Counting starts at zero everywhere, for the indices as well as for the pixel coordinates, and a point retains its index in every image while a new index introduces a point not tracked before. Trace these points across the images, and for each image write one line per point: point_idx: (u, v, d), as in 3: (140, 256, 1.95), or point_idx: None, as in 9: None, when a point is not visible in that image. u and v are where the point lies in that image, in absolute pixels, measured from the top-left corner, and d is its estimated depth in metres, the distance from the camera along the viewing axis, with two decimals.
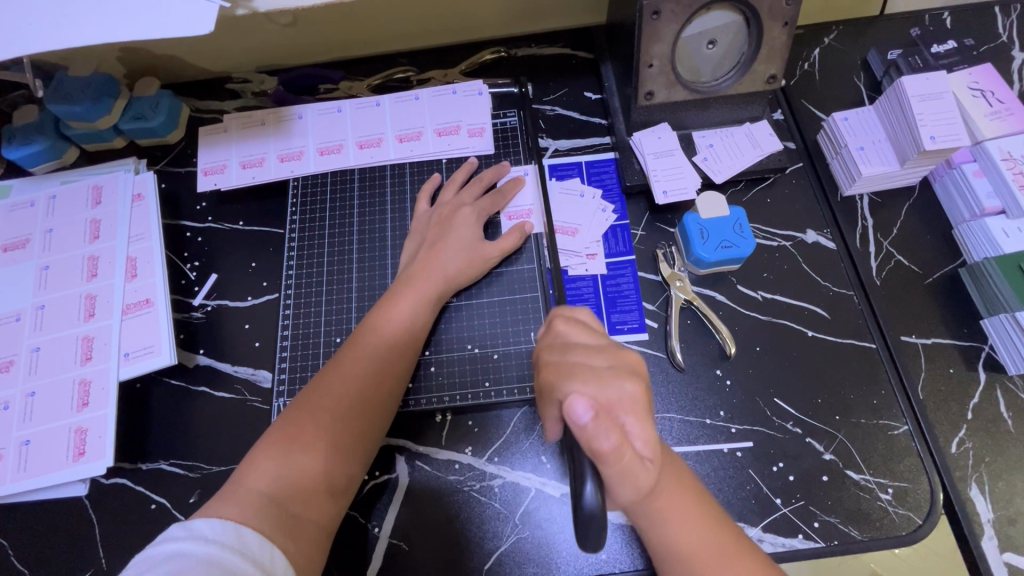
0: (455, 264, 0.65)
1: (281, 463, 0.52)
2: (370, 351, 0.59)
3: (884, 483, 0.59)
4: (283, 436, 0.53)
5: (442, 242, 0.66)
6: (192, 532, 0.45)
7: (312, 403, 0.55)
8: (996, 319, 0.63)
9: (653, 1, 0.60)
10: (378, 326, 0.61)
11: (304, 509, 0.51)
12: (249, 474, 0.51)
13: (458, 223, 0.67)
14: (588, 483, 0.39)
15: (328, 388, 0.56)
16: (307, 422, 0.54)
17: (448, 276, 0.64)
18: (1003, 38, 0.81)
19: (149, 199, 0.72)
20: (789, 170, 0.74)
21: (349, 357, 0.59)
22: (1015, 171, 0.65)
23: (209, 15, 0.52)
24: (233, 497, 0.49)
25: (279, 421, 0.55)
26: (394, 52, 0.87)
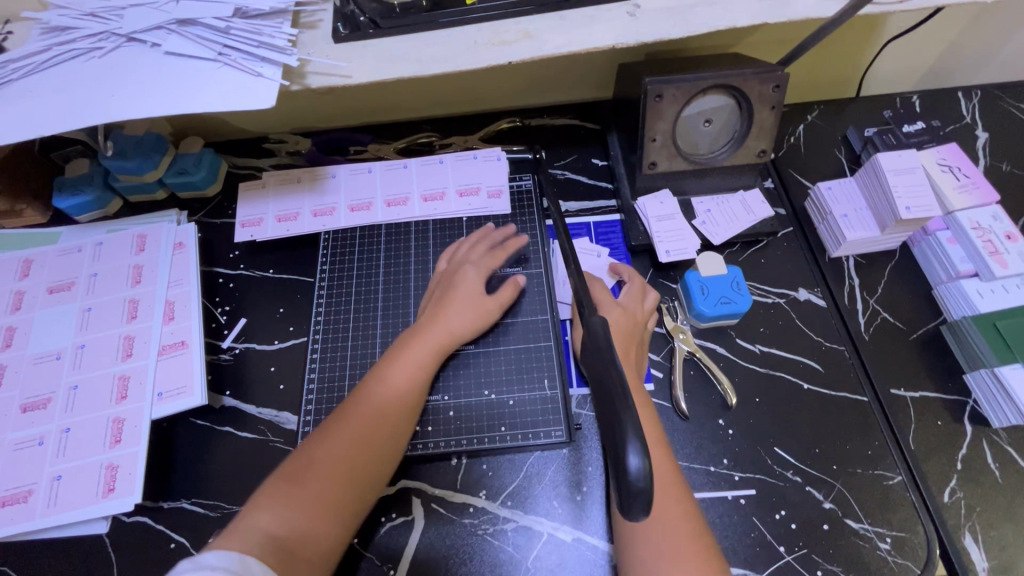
0: (461, 323, 0.68)
1: (280, 504, 0.53)
2: (371, 407, 0.61)
3: (882, 532, 0.62)
4: (283, 483, 0.55)
5: (450, 296, 0.69)
6: (198, 563, 0.45)
7: (314, 452, 0.57)
8: (977, 375, 0.68)
9: (656, 86, 0.69)
10: (381, 380, 0.63)
11: (301, 550, 0.52)
12: (250, 514, 0.53)
13: (463, 282, 0.70)
14: (631, 459, 0.40)
15: (330, 439, 0.58)
16: (307, 470, 0.56)
17: (452, 334, 0.67)
18: (967, 119, 0.91)
19: (189, 247, 0.78)
20: (781, 234, 0.81)
21: (353, 408, 0.61)
22: (983, 239, 0.72)
23: (271, 93, 0.60)
24: (233, 535, 0.51)
25: (282, 470, 0.57)
26: (419, 118, 0.95)
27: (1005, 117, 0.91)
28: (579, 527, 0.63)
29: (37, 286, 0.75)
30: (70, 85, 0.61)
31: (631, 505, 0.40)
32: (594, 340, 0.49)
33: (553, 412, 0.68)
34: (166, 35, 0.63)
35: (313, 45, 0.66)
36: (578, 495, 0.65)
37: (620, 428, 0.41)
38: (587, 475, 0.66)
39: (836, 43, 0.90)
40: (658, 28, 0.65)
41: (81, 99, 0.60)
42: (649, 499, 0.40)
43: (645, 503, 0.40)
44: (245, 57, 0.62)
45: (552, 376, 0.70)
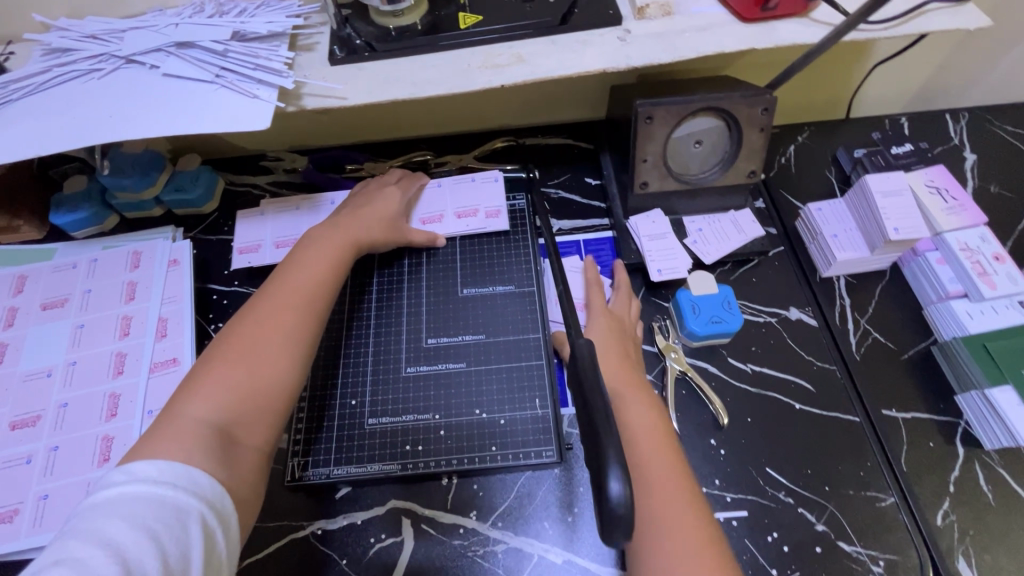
0: (371, 228, 0.74)
1: (218, 388, 0.54)
2: (296, 285, 0.64)
3: (876, 555, 0.61)
4: (208, 368, 0.56)
5: (364, 207, 0.75)
6: (134, 475, 0.45)
7: (240, 336, 0.58)
8: (968, 396, 0.68)
9: (647, 109, 0.70)
10: (296, 264, 0.67)
11: (244, 436, 0.53)
12: (185, 406, 0.52)
13: (371, 205, 0.76)
14: (612, 484, 0.40)
15: (257, 310, 0.61)
16: (238, 351, 0.57)
17: (361, 236, 0.72)
18: (955, 142, 0.92)
19: (184, 264, 0.78)
20: (772, 253, 0.81)
21: (279, 291, 0.63)
22: (972, 260, 0.72)
23: (267, 114, 0.61)
24: (170, 426, 0.50)
25: (204, 358, 0.57)
26: (415, 137, 0.97)
27: (992, 139, 0.92)
28: (570, 549, 0.63)
29: (31, 302, 0.75)
30: (70, 106, 0.62)
31: (614, 531, 0.41)
32: (578, 362, 0.49)
33: (544, 431, 0.67)
34: (165, 58, 0.64)
35: (309, 67, 0.67)
36: (569, 517, 0.64)
37: (603, 455, 0.42)
38: (578, 497, 0.65)
39: (825, 66, 0.91)
40: (649, 53, 0.66)
41: (79, 119, 0.61)
42: (631, 523, 0.40)
43: (627, 528, 0.40)
44: (241, 79, 0.63)
45: (543, 396, 0.69)
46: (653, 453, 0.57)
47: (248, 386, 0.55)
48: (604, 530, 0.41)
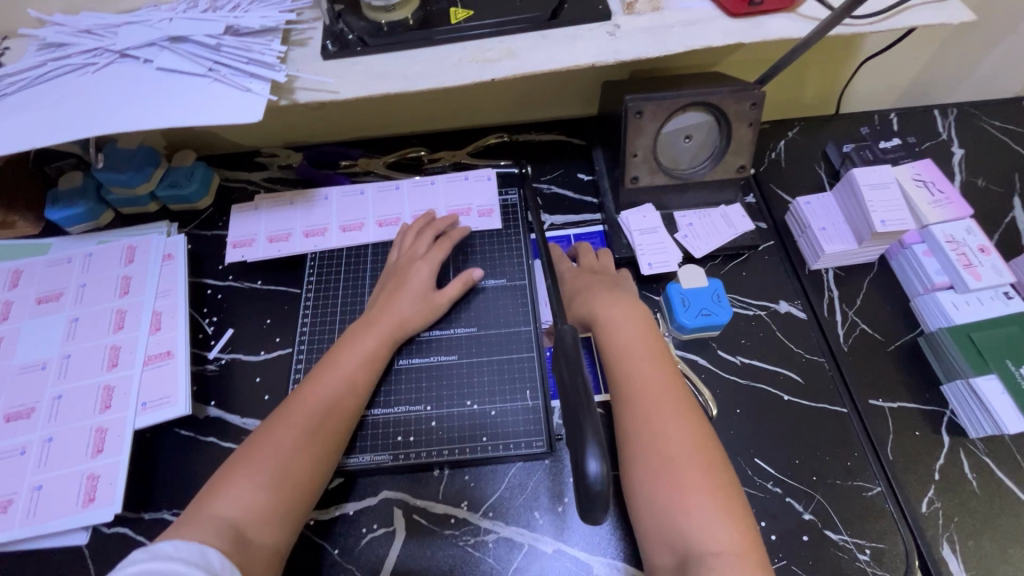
0: (411, 311, 0.71)
1: (242, 490, 0.54)
2: (332, 385, 0.62)
3: (862, 543, 0.62)
4: (241, 461, 0.56)
5: (401, 291, 0.72)
6: (155, 552, 0.46)
7: (271, 431, 0.58)
8: (954, 386, 0.69)
9: (636, 103, 0.71)
10: (340, 357, 0.65)
11: (260, 537, 0.53)
12: (211, 505, 0.53)
13: (413, 279, 0.73)
14: (590, 464, 0.42)
15: (296, 406, 0.60)
16: (267, 446, 0.57)
17: (402, 321, 0.70)
18: (943, 136, 0.93)
19: (178, 259, 0.79)
20: (762, 247, 0.82)
21: (318, 387, 0.62)
22: (958, 253, 0.73)
23: (259, 107, 0.61)
24: (192, 526, 0.51)
25: (241, 450, 0.57)
26: (409, 133, 0.97)
27: (980, 134, 0.93)
28: (561, 539, 0.63)
29: (26, 296, 0.75)
30: (64, 100, 0.63)
31: (593, 508, 0.42)
32: (563, 346, 0.50)
33: (535, 422, 0.68)
34: (159, 53, 0.65)
35: (302, 62, 0.68)
36: (559, 507, 0.65)
37: (582, 437, 0.43)
38: (568, 487, 0.66)
39: (814, 62, 0.92)
40: (637, 48, 0.67)
41: (74, 113, 0.62)
42: (608, 499, 0.42)
43: (604, 505, 0.42)
44: (234, 73, 0.64)
45: (534, 387, 0.70)
46: (649, 371, 0.59)
47: (269, 493, 0.54)
48: (581, 508, 0.42)
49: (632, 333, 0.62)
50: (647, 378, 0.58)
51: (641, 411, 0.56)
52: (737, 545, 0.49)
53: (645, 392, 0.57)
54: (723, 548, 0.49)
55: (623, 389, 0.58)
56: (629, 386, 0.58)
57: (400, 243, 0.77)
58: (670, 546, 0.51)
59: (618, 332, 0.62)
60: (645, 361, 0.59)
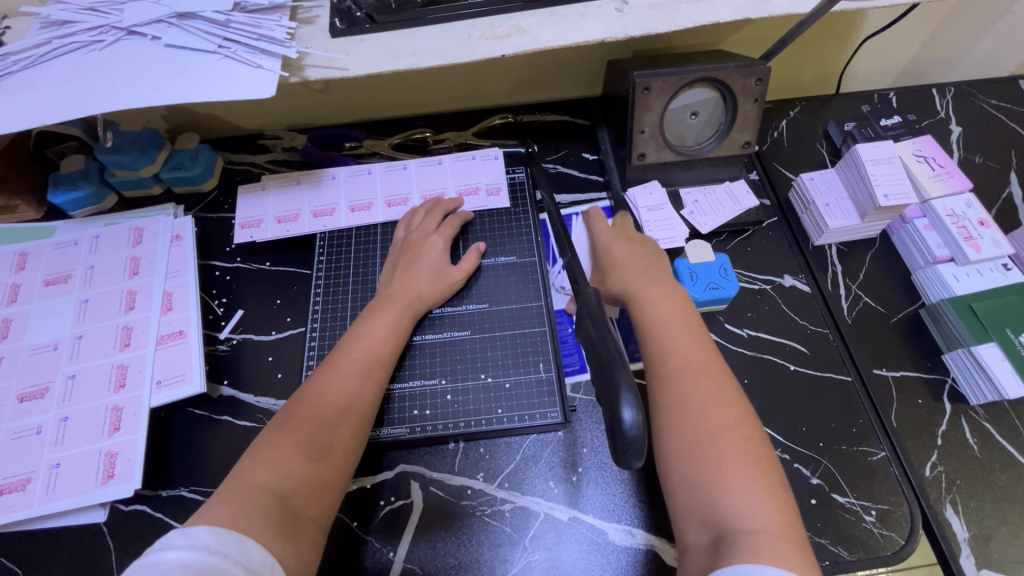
0: (429, 285, 0.72)
1: (281, 459, 0.53)
2: (360, 356, 0.63)
3: (868, 506, 0.64)
4: (275, 434, 0.55)
5: (415, 265, 0.72)
6: (193, 540, 0.44)
7: (304, 403, 0.58)
8: (955, 354, 0.70)
9: (645, 79, 0.71)
10: (362, 331, 0.66)
11: (304, 506, 0.52)
12: (249, 475, 0.52)
13: (428, 254, 0.74)
14: (624, 414, 0.43)
15: (326, 378, 0.60)
16: (301, 419, 0.56)
17: (420, 295, 0.71)
18: (942, 115, 0.94)
19: (186, 240, 0.78)
20: (766, 224, 0.83)
21: (347, 359, 0.62)
22: (958, 226, 0.75)
23: (271, 83, 0.61)
24: (233, 495, 0.50)
25: (273, 425, 0.56)
26: (413, 115, 0.97)
27: (977, 112, 0.95)
28: (575, 507, 0.65)
29: (34, 278, 0.75)
30: (72, 77, 0.62)
31: (627, 453, 0.44)
32: (589, 306, 0.53)
33: (548, 395, 0.69)
34: (167, 29, 0.64)
35: (311, 39, 0.68)
36: (574, 477, 0.66)
37: (617, 388, 0.45)
38: (582, 458, 0.67)
39: (816, 41, 0.93)
40: (647, 23, 0.67)
41: (84, 91, 0.61)
42: (643, 444, 0.44)
43: (639, 450, 0.44)
44: (244, 49, 0.63)
45: (547, 359, 0.71)
46: (683, 341, 0.58)
47: (310, 463, 0.54)
48: (618, 454, 0.44)
49: (662, 303, 0.62)
50: (681, 346, 0.58)
51: (674, 378, 0.55)
52: (780, 526, 0.47)
53: (680, 360, 0.56)
54: (760, 525, 0.46)
55: (659, 366, 0.57)
56: (664, 356, 0.57)
57: (411, 222, 0.78)
58: (705, 520, 0.48)
59: (648, 300, 0.62)
60: (679, 329, 0.59)
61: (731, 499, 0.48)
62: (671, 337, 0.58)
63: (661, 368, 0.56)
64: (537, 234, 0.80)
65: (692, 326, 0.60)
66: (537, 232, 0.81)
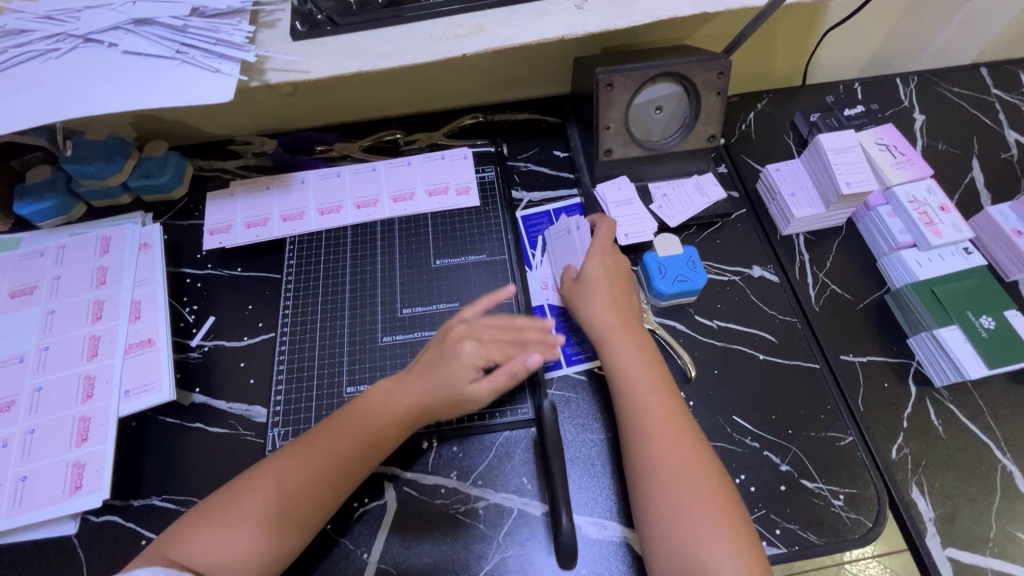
0: (428, 393, 0.63)
1: (218, 536, 0.56)
2: (336, 451, 0.60)
3: (836, 490, 0.65)
4: (220, 507, 0.58)
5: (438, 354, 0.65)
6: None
7: (256, 486, 0.58)
8: (919, 338, 0.71)
9: (607, 75, 0.72)
10: (341, 423, 0.62)
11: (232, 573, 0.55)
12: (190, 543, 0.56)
13: (460, 360, 0.63)
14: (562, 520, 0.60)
15: (288, 470, 0.59)
16: (248, 503, 0.57)
17: (445, 391, 0.63)
18: (906, 103, 0.96)
19: (154, 247, 0.78)
20: (735, 215, 0.84)
21: (315, 453, 0.60)
22: (920, 211, 0.76)
23: (229, 88, 0.61)
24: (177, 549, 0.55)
25: (225, 492, 0.59)
26: (384, 116, 0.97)
27: (939, 100, 0.96)
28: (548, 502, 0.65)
29: None
30: (28, 86, 0.62)
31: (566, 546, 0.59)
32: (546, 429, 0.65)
33: (519, 391, 0.70)
34: (123, 35, 0.63)
35: (272, 42, 0.68)
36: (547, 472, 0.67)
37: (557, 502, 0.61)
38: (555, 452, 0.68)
39: (780, 34, 0.94)
40: (606, 20, 0.68)
41: (40, 100, 0.61)
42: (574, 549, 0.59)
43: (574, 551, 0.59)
44: (201, 54, 0.63)
45: None
46: (656, 401, 0.61)
47: (246, 553, 0.55)
48: (562, 556, 0.59)
49: (638, 362, 0.65)
50: (654, 403, 0.61)
51: (644, 435, 0.59)
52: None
53: (653, 417, 0.60)
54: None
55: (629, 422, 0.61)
56: (643, 413, 0.61)
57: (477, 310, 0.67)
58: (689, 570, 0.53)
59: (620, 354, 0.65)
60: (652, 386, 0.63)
61: (713, 555, 0.52)
62: (643, 395, 0.62)
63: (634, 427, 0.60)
64: (512, 231, 0.81)
65: (663, 383, 0.63)
66: (513, 229, 0.81)
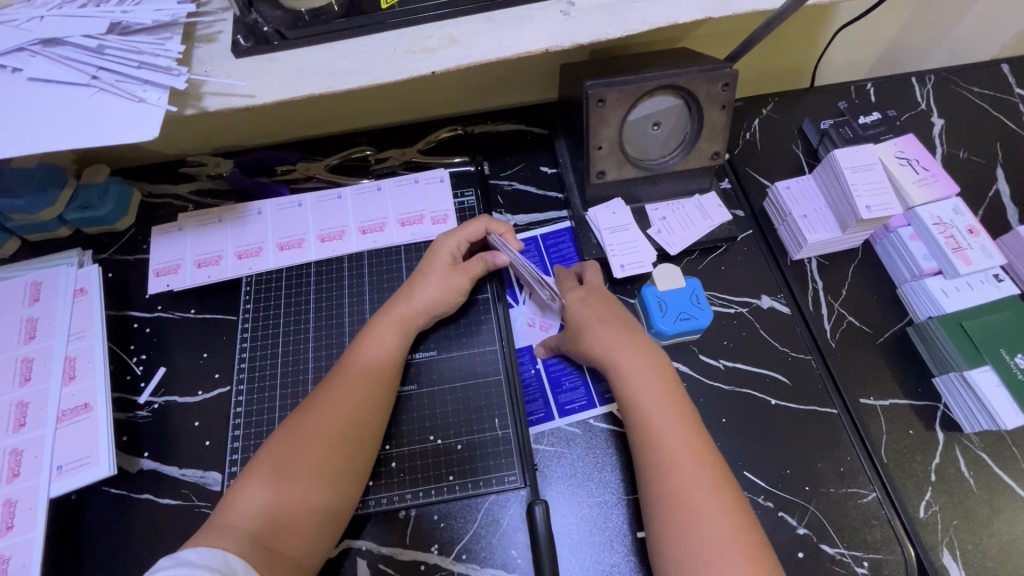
0: (427, 287, 0.66)
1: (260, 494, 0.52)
2: (360, 384, 0.59)
3: (859, 556, 0.58)
4: (261, 469, 0.54)
5: (420, 276, 0.67)
6: (180, 559, 0.43)
7: (300, 432, 0.56)
8: (946, 378, 0.65)
9: (598, 90, 0.63)
10: (360, 354, 0.61)
11: (279, 545, 0.50)
12: (230, 510, 0.51)
13: (436, 258, 0.68)
14: None
15: (321, 411, 0.57)
16: (291, 456, 0.54)
17: (423, 308, 0.65)
18: (922, 106, 0.88)
19: (92, 293, 0.69)
20: (741, 238, 0.77)
21: (346, 384, 0.59)
22: (946, 235, 0.69)
23: (154, 121, 0.52)
24: (212, 529, 0.49)
25: (256, 458, 0.55)
26: (352, 130, 0.88)
27: (958, 102, 0.88)
28: None
29: None
30: None
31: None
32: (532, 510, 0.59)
33: (505, 454, 0.62)
34: (29, 58, 0.53)
35: (211, 61, 0.58)
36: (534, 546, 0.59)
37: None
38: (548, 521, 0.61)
39: (786, 32, 0.85)
40: (597, 29, 0.59)
41: None
42: None
43: None
44: (120, 79, 0.53)
45: (503, 415, 0.64)
46: (677, 442, 0.54)
47: (293, 504, 0.52)
48: None
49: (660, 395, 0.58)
50: (674, 440, 0.55)
51: (664, 476, 0.53)
52: None
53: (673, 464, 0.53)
54: None
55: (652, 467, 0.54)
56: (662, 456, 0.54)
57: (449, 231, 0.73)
58: None
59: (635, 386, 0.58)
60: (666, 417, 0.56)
61: None
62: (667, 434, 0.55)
63: (652, 468, 0.54)
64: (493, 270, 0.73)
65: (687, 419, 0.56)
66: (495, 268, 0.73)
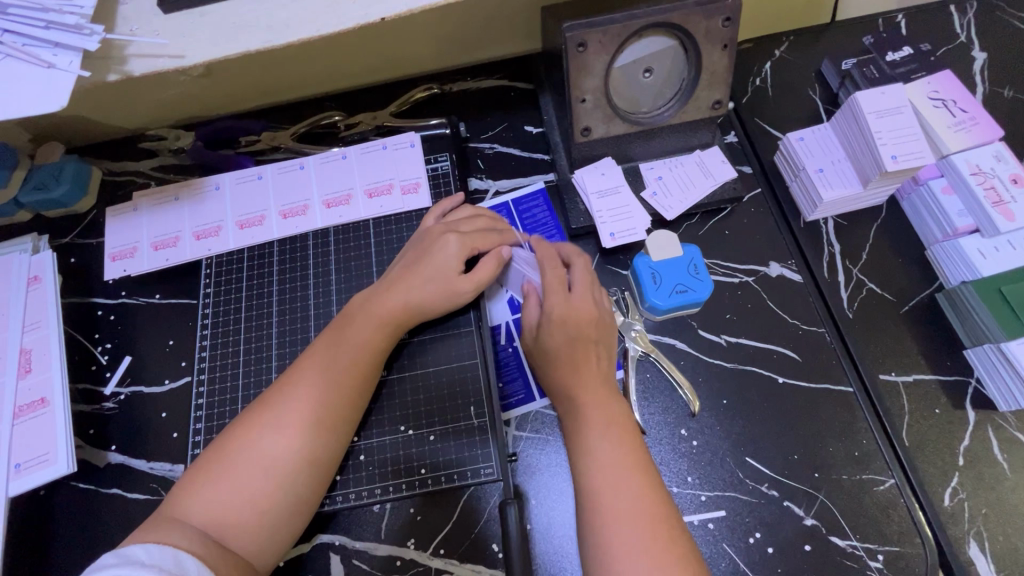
0: (424, 294, 0.58)
1: (249, 452, 0.50)
2: (358, 343, 0.56)
3: (873, 549, 0.53)
4: (214, 460, 0.50)
5: (418, 268, 0.59)
6: (127, 557, 0.39)
7: (289, 391, 0.53)
8: (980, 350, 0.57)
9: (578, 33, 0.55)
10: (361, 313, 0.58)
11: (234, 536, 0.47)
12: (181, 501, 0.47)
13: (440, 255, 0.59)
14: None
15: (315, 367, 0.54)
16: (282, 411, 0.52)
17: (415, 307, 0.58)
18: (962, 38, 0.77)
19: (47, 281, 0.65)
20: (748, 198, 0.68)
21: (316, 371, 0.54)
22: (986, 186, 0.61)
23: (66, 89, 0.46)
24: (160, 521, 0.46)
25: (250, 411, 0.52)
26: (320, 94, 0.81)
27: (1004, 31, 0.77)
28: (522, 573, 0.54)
29: None
30: None
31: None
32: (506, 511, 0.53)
33: (482, 445, 0.57)
34: None
35: (138, 17, 0.52)
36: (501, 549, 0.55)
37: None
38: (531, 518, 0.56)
39: None
40: None
41: None
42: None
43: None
44: (26, 41, 0.47)
45: (480, 403, 0.59)
46: (613, 462, 0.49)
47: (248, 499, 0.48)
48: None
49: (606, 438, 0.51)
50: (609, 459, 0.50)
51: (601, 527, 0.46)
52: None
53: (605, 485, 0.48)
54: None
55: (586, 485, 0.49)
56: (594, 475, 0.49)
57: (439, 214, 0.65)
58: None
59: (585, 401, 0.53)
60: (611, 437, 0.51)
61: None
62: (604, 477, 0.49)
63: (587, 517, 0.48)
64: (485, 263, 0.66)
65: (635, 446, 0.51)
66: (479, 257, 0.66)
